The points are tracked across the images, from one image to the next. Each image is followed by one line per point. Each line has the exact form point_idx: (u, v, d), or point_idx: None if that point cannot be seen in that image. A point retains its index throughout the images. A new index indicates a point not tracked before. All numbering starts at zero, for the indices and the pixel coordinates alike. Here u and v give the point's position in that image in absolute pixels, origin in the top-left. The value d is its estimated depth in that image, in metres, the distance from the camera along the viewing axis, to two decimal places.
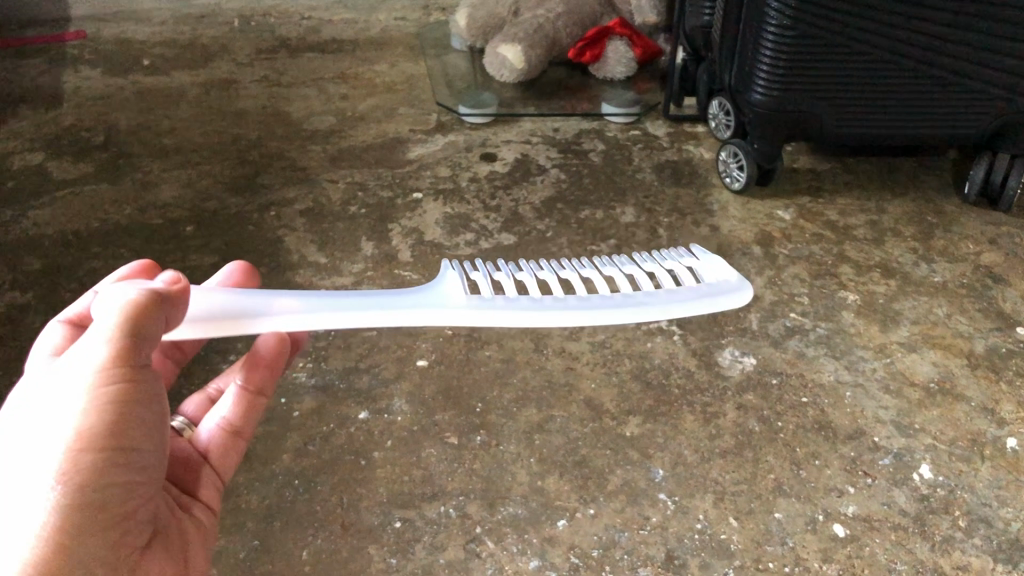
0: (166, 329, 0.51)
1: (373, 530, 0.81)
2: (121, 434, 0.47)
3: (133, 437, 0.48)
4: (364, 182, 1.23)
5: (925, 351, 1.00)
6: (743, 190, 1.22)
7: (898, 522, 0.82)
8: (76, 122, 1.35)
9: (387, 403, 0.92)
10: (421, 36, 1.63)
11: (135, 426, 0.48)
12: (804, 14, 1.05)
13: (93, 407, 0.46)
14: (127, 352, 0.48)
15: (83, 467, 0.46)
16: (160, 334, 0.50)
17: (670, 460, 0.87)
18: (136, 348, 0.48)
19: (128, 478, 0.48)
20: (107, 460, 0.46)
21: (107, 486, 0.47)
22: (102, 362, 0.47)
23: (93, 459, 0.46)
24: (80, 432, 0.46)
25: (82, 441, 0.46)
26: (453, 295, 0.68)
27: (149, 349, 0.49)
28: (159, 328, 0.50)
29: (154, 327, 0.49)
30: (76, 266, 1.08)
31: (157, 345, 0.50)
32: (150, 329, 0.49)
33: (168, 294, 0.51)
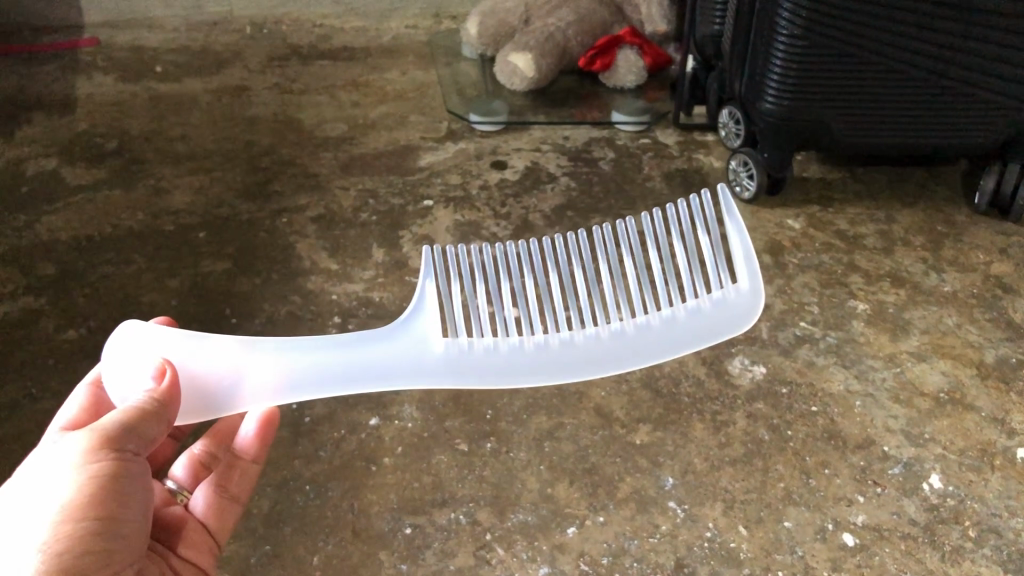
0: (160, 432, 0.57)
1: (383, 536, 0.81)
2: (105, 507, 0.51)
3: (115, 513, 0.52)
4: (375, 189, 1.24)
5: (934, 360, 1.00)
6: (753, 199, 1.23)
7: (908, 532, 0.82)
8: (90, 128, 1.36)
9: (397, 409, 0.93)
10: (432, 44, 1.63)
11: (118, 502, 0.52)
12: (816, 24, 1.05)
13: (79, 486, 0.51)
14: (113, 440, 0.53)
15: (68, 534, 0.50)
16: (150, 432, 0.55)
17: (680, 468, 0.87)
18: (121, 439, 0.53)
19: (111, 547, 0.51)
20: (89, 531, 0.50)
21: (85, 554, 0.50)
22: (89, 446, 0.52)
23: (74, 530, 0.50)
24: (66, 504, 0.50)
25: (69, 512, 0.50)
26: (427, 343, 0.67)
27: (135, 442, 0.54)
28: (151, 430, 0.55)
29: (142, 423, 0.55)
30: (89, 272, 1.09)
31: (147, 440, 0.55)
32: (140, 427, 0.55)
33: (156, 396, 0.57)
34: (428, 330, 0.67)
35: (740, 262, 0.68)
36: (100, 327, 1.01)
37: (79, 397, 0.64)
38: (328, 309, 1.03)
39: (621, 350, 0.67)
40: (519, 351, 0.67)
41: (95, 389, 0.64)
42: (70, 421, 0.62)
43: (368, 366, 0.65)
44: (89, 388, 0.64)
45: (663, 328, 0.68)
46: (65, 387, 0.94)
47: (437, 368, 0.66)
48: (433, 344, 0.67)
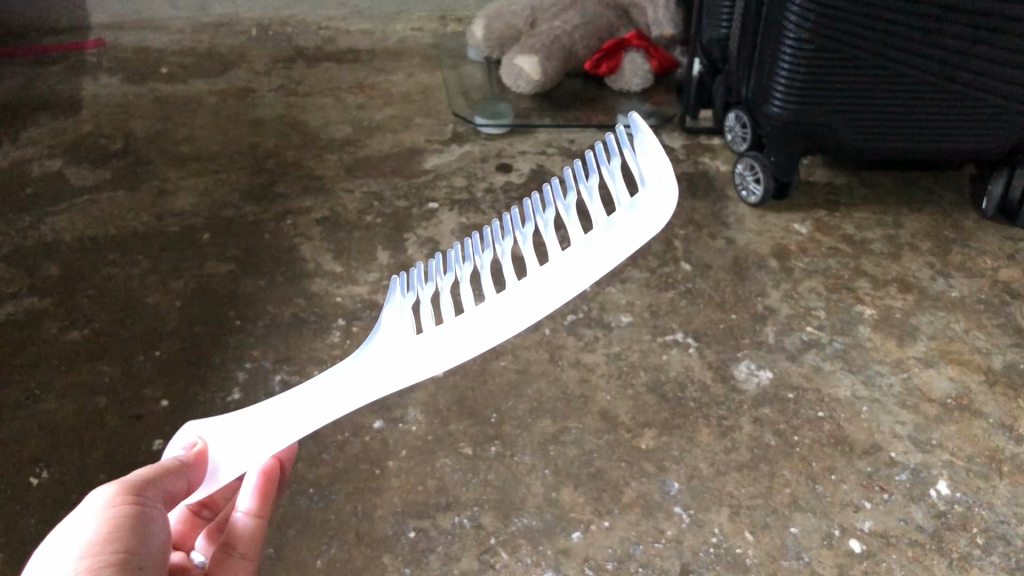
0: (184, 491, 0.54)
1: (387, 540, 0.80)
2: (133, 542, 0.48)
3: (140, 550, 0.48)
4: (379, 191, 1.23)
5: (941, 366, 0.99)
6: (760, 203, 1.22)
7: (915, 539, 0.81)
8: (95, 129, 1.36)
9: (401, 413, 0.92)
10: (437, 46, 1.63)
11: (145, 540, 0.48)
12: (823, 28, 1.05)
13: (104, 521, 0.48)
14: (137, 487, 0.51)
15: (97, 562, 0.45)
16: (172, 488, 0.53)
17: (686, 473, 0.87)
18: (144, 487, 0.51)
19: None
20: (113, 564, 0.46)
21: None
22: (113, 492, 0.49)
23: (98, 563, 0.45)
24: (87, 543, 0.46)
25: (97, 541, 0.46)
26: None
27: (157, 494, 0.52)
28: (175, 485, 0.53)
29: (165, 476, 0.53)
30: (94, 273, 1.08)
31: (169, 496, 0.53)
32: (164, 480, 0.52)
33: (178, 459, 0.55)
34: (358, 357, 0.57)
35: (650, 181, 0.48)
36: (104, 328, 1.01)
37: None
38: (333, 312, 1.03)
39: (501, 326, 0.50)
40: None
41: None
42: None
43: None
44: None
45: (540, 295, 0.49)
46: (68, 388, 0.93)
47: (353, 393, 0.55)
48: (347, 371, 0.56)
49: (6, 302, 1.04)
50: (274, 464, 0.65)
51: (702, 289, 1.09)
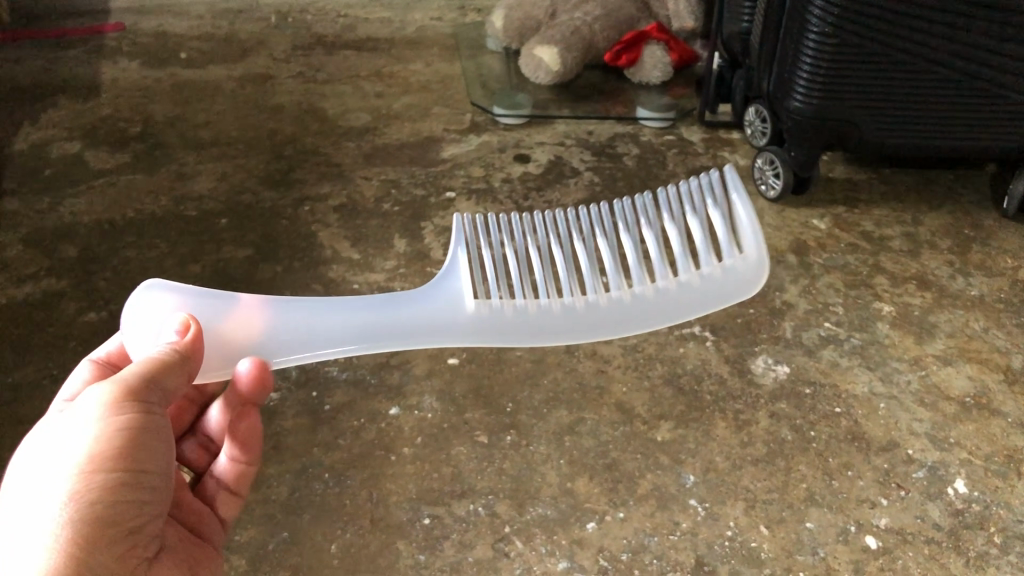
0: (183, 382, 0.57)
1: (402, 526, 0.80)
2: (135, 458, 0.51)
3: (143, 464, 0.52)
4: (397, 179, 1.23)
5: (960, 364, 0.99)
6: (779, 197, 1.22)
7: (932, 537, 0.81)
8: (114, 112, 1.37)
9: (417, 400, 0.92)
10: (456, 36, 1.63)
11: (145, 452, 0.52)
12: (847, 24, 1.04)
13: (106, 434, 0.50)
14: (138, 392, 0.52)
15: (101, 480, 0.50)
16: (172, 383, 0.55)
17: (702, 466, 0.86)
18: (144, 391, 0.53)
19: (139, 497, 0.51)
20: (119, 481, 0.50)
21: (116, 502, 0.50)
22: (112, 399, 0.51)
23: (105, 480, 0.50)
24: (92, 455, 0.50)
25: (95, 461, 0.50)
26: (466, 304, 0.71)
27: (158, 394, 0.54)
28: (174, 382, 0.55)
29: (162, 374, 0.54)
30: (111, 255, 1.09)
31: (167, 394, 0.55)
32: (164, 381, 0.54)
33: (178, 349, 0.56)
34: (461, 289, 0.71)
35: (747, 235, 0.73)
36: (122, 310, 1.01)
37: (81, 373, 0.64)
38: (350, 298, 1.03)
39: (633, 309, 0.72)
40: (524, 313, 0.71)
41: (98, 368, 0.65)
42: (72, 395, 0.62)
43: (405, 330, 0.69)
44: (92, 364, 0.65)
45: (660, 296, 0.72)
46: None
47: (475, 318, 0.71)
48: (465, 303, 0.71)
49: (24, 282, 1.05)
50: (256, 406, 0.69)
51: None
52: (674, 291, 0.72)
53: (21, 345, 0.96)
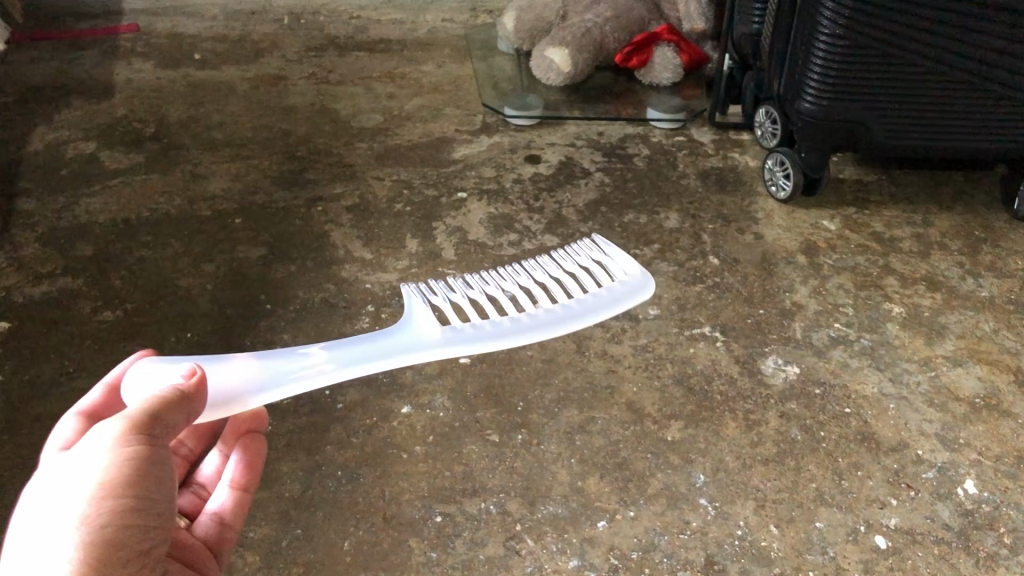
0: (186, 420, 0.56)
1: (414, 523, 0.81)
2: (143, 486, 0.50)
3: (151, 492, 0.51)
4: (409, 180, 1.24)
5: (970, 365, 0.99)
6: (789, 199, 1.22)
7: (942, 537, 0.81)
8: (129, 112, 1.38)
9: (429, 398, 0.93)
10: (468, 38, 1.64)
11: (153, 481, 0.51)
12: (858, 24, 1.04)
13: (116, 462, 0.50)
14: (145, 425, 0.52)
15: (109, 507, 0.49)
16: (176, 419, 0.55)
17: (712, 465, 0.87)
18: (152, 424, 0.52)
19: (147, 524, 0.50)
20: (129, 507, 0.49)
21: (124, 529, 0.49)
22: (122, 431, 0.51)
23: (115, 507, 0.49)
24: (103, 482, 0.49)
25: (105, 489, 0.49)
26: (428, 331, 0.74)
27: (166, 429, 0.53)
28: (179, 418, 0.55)
29: (168, 409, 0.54)
30: (126, 255, 1.10)
31: (172, 429, 0.54)
32: (172, 416, 0.54)
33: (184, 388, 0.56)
34: (422, 322, 0.74)
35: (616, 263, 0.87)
36: (137, 309, 1.02)
37: (67, 427, 0.60)
38: (362, 298, 1.03)
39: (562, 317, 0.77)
40: (480, 332, 0.74)
41: (83, 421, 0.61)
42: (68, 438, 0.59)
43: (377, 354, 0.70)
44: (78, 417, 0.61)
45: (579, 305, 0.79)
46: (101, 367, 0.95)
47: (448, 337, 0.73)
48: (429, 330, 0.73)
49: (40, 281, 1.06)
50: (257, 435, 0.71)
51: (731, 283, 1.09)
52: (590, 303, 0.80)
53: (37, 343, 0.97)
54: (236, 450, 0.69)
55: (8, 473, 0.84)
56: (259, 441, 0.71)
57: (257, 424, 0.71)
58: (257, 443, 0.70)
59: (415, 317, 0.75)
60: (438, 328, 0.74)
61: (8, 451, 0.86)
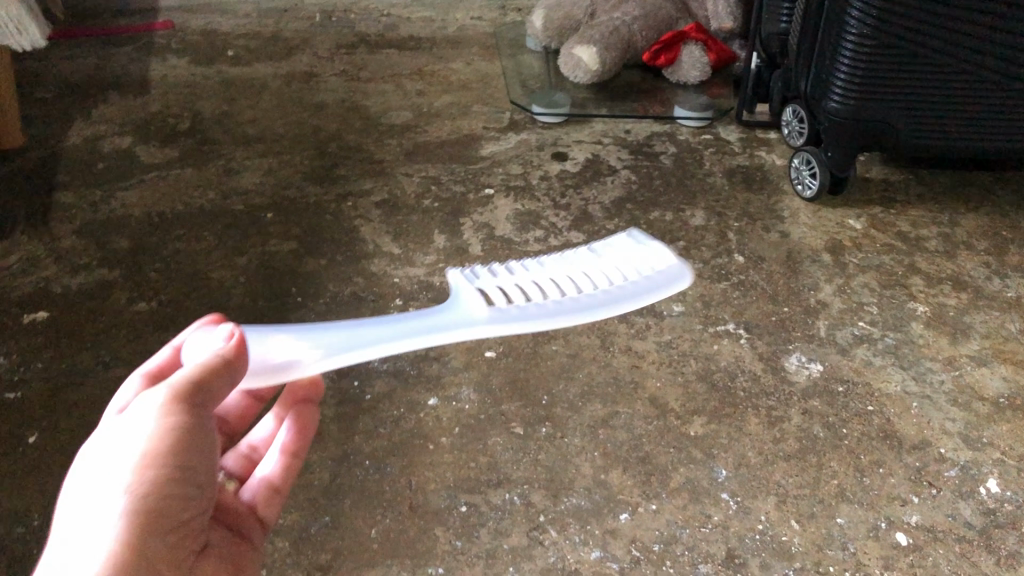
0: (231, 386, 0.55)
1: (440, 512, 0.83)
2: (185, 456, 0.51)
3: (192, 462, 0.51)
4: (437, 176, 1.26)
5: (994, 365, 0.99)
6: (815, 198, 1.23)
7: (963, 535, 0.82)
8: (164, 108, 1.41)
9: (455, 391, 0.95)
10: (497, 36, 1.65)
11: (194, 451, 0.51)
12: (886, 25, 1.04)
13: (158, 431, 0.50)
14: (190, 395, 0.52)
15: (151, 476, 0.49)
16: (221, 388, 0.54)
17: (734, 460, 0.88)
18: (197, 393, 0.52)
19: (186, 492, 0.51)
20: (170, 477, 0.50)
21: (166, 498, 0.49)
22: (166, 400, 0.51)
23: (157, 477, 0.49)
24: (146, 452, 0.49)
25: (148, 459, 0.49)
26: (476, 312, 0.64)
27: (210, 397, 0.53)
28: (222, 386, 0.54)
29: (213, 378, 0.53)
30: (161, 247, 1.12)
31: (217, 397, 0.54)
32: (215, 385, 0.53)
33: (229, 356, 0.54)
34: (471, 304, 0.65)
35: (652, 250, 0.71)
36: (170, 301, 1.04)
37: (129, 387, 0.58)
38: (390, 291, 1.05)
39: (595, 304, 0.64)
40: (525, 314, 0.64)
41: (145, 382, 0.59)
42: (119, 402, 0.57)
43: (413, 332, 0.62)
44: (140, 377, 0.59)
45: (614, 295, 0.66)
46: (136, 355, 0.97)
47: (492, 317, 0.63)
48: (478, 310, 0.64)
49: (78, 272, 1.08)
50: (310, 401, 0.71)
51: (755, 281, 1.09)
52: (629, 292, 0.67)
53: (74, 331, 1.00)
54: (289, 416, 0.70)
55: (49, 458, 0.87)
56: (312, 410, 0.71)
57: (313, 393, 0.71)
58: (309, 410, 0.70)
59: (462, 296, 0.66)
60: (485, 308, 0.64)
61: (48, 436, 0.89)
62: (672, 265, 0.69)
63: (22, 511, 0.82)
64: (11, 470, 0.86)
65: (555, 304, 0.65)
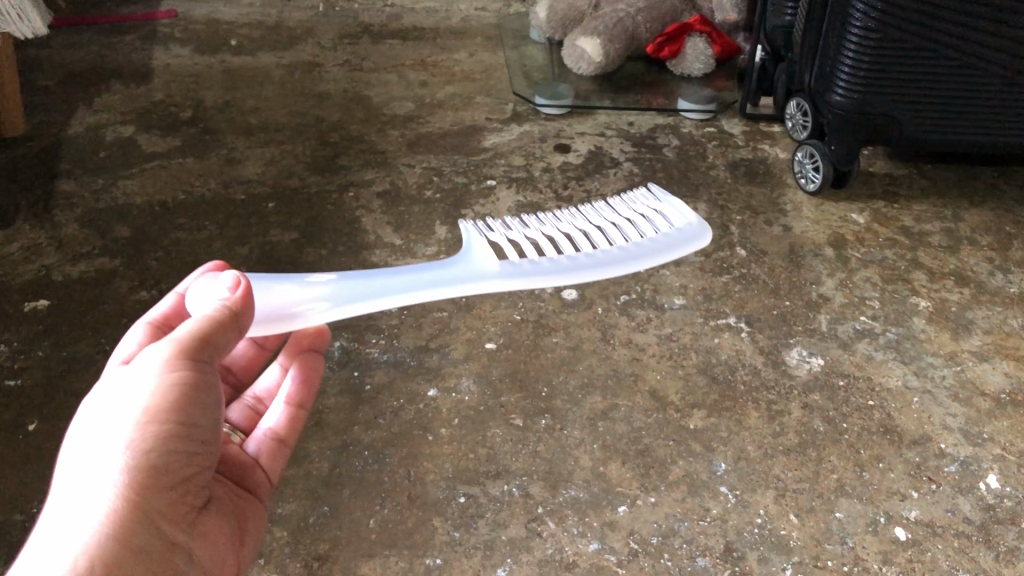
0: (234, 341, 0.55)
1: (438, 503, 0.83)
2: (187, 412, 0.51)
3: (195, 418, 0.51)
4: (440, 167, 1.26)
5: (996, 361, 0.99)
6: (818, 191, 1.22)
7: (962, 530, 0.82)
8: (167, 97, 1.40)
9: (455, 381, 0.94)
10: (501, 26, 1.65)
11: (198, 406, 0.52)
12: (891, 17, 1.04)
13: (161, 386, 0.50)
14: (194, 350, 0.52)
15: (154, 430, 0.50)
16: (224, 342, 0.54)
17: (733, 454, 0.88)
18: (201, 348, 0.52)
19: (188, 449, 0.51)
20: (173, 433, 0.50)
21: (168, 454, 0.50)
22: (169, 354, 0.51)
23: (160, 433, 0.50)
24: (149, 407, 0.50)
25: (151, 414, 0.50)
26: (486, 265, 0.73)
27: (213, 352, 0.53)
28: (225, 341, 0.54)
29: (216, 331, 0.53)
30: (162, 236, 1.12)
31: (221, 352, 0.54)
32: (218, 340, 0.53)
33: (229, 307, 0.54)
34: (480, 258, 0.73)
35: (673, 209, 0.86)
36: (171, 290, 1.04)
37: (136, 336, 0.60)
38: None
39: (612, 259, 0.76)
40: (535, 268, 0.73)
41: (153, 330, 0.60)
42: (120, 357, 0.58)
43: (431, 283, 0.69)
44: (147, 326, 0.60)
45: (633, 250, 0.78)
46: None
47: (504, 271, 0.72)
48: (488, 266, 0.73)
49: (79, 260, 1.08)
50: (314, 352, 0.69)
51: (757, 275, 1.09)
52: (645, 248, 0.78)
53: (75, 320, 1.00)
54: (293, 366, 0.69)
55: (48, 446, 0.87)
56: (317, 358, 0.70)
57: (319, 341, 0.69)
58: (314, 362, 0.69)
59: (473, 250, 0.75)
60: (496, 263, 0.73)
61: (47, 424, 0.89)
62: (692, 224, 0.82)
63: (21, 499, 0.82)
64: (10, 458, 0.86)
65: (562, 261, 0.75)
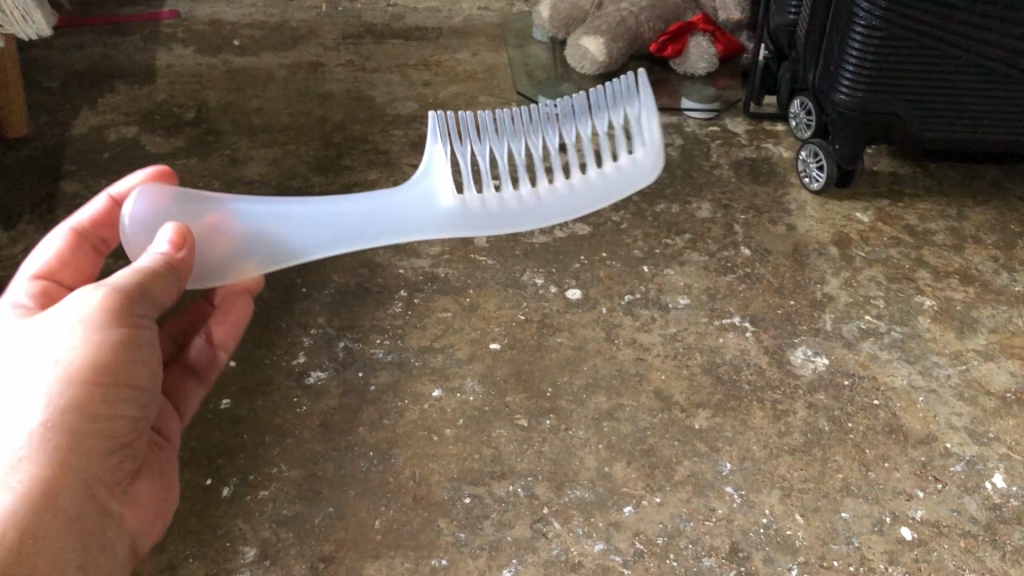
0: (167, 299, 0.63)
1: (443, 504, 0.83)
2: (116, 373, 0.60)
3: (123, 380, 0.60)
4: None
5: (1002, 360, 0.99)
6: (821, 190, 1.22)
7: (968, 530, 0.82)
8: (170, 98, 1.40)
9: (460, 382, 0.94)
10: (503, 26, 1.65)
11: (127, 367, 0.61)
12: (896, 15, 1.04)
13: (92, 349, 0.59)
14: (125, 312, 0.60)
15: (84, 389, 0.58)
16: (156, 300, 0.62)
17: (738, 454, 0.87)
18: (133, 310, 0.60)
19: (118, 408, 0.61)
20: (102, 393, 0.59)
21: (98, 414, 0.59)
22: (101, 318, 0.59)
23: (89, 395, 0.59)
24: (81, 369, 0.58)
25: (83, 375, 0.58)
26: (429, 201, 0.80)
27: (143, 314, 0.61)
28: (156, 301, 0.62)
29: (150, 290, 0.61)
30: None
31: (153, 308, 0.62)
32: (150, 301, 0.61)
33: (167, 261, 0.61)
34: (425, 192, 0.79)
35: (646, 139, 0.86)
36: None
37: (60, 240, 0.72)
38: (395, 283, 1.06)
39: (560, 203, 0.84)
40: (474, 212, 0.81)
41: (73, 236, 0.73)
42: (44, 265, 0.71)
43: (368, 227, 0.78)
44: (69, 232, 0.73)
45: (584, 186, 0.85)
46: None
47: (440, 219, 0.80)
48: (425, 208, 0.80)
49: None
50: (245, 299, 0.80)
51: (762, 274, 1.09)
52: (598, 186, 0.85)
53: None
54: (228, 307, 0.80)
55: None
56: (246, 305, 0.81)
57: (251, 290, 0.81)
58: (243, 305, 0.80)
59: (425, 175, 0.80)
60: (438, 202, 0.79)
61: None
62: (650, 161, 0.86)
63: None
64: None
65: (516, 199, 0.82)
